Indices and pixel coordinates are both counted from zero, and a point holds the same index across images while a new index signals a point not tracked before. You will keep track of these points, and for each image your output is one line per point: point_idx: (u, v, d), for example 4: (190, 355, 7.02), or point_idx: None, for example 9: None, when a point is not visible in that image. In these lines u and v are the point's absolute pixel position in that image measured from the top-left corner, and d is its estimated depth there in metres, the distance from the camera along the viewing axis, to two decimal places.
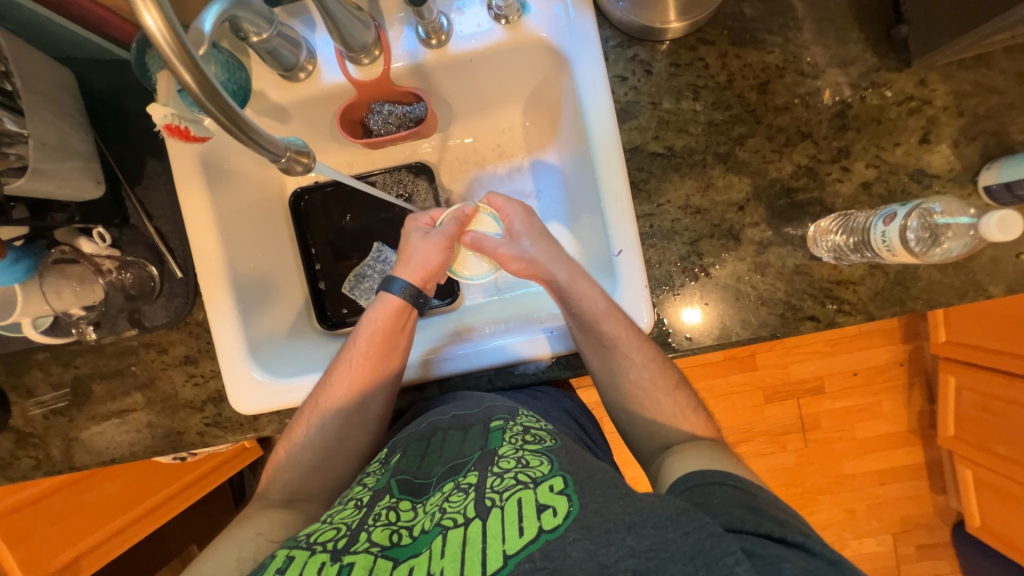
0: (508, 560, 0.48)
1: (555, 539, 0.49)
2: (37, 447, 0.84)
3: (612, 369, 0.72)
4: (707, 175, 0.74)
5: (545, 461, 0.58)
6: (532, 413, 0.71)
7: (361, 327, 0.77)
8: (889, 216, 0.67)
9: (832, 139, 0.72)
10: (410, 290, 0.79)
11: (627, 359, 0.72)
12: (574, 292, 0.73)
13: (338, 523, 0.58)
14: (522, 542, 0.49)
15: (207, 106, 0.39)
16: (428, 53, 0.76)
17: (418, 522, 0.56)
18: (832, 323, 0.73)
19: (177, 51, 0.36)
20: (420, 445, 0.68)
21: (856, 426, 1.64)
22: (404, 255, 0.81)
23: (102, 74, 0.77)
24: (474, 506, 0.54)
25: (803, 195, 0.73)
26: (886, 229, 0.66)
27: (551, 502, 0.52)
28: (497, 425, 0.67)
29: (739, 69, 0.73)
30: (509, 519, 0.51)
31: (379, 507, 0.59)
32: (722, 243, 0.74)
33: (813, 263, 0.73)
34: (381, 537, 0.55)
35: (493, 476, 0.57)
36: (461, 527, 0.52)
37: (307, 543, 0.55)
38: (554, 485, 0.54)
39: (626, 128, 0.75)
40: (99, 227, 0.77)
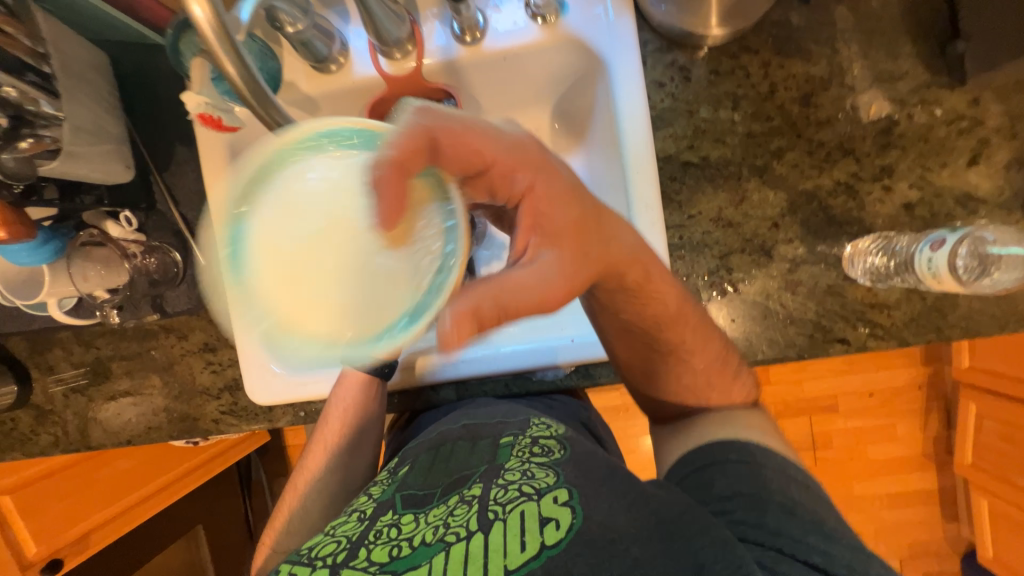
0: None
1: (558, 554, 0.48)
2: (56, 424, 0.85)
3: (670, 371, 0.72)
4: (741, 187, 0.72)
5: (551, 473, 0.57)
6: (543, 421, 0.68)
7: (330, 406, 0.78)
8: (937, 242, 0.64)
9: (875, 156, 0.70)
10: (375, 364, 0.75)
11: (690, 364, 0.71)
12: (647, 294, 0.64)
13: (339, 536, 0.57)
14: (524, 558, 0.48)
15: (239, 87, 0.46)
16: (462, 49, 0.75)
17: (418, 533, 0.54)
18: (863, 347, 0.71)
19: (216, 33, 0.42)
20: (427, 458, 0.67)
21: (869, 448, 1.61)
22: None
23: (136, 58, 0.77)
24: (478, 519, 0.53)
25: (841, 213, 0.71)
26: (932, 255, 0.64)
27: (554, 515, 0.51)
28: (508, 440, 0.64)
29: (782, 80, 0.71)
30: (512, 532, 0.51)
31: (380, 524, 0.58)
32: (753, 259, 0.72)
33: (847, 284, 0.70)
34: (381, 554, 0.53)
35: (497, 488, 0.56)
36: (464, 541, 0.51)
37: (307, 558, 0.55)
38: (558, 496, 0.53)
39: (661, 136, 0.73)
40: (126, 211, 0.77)
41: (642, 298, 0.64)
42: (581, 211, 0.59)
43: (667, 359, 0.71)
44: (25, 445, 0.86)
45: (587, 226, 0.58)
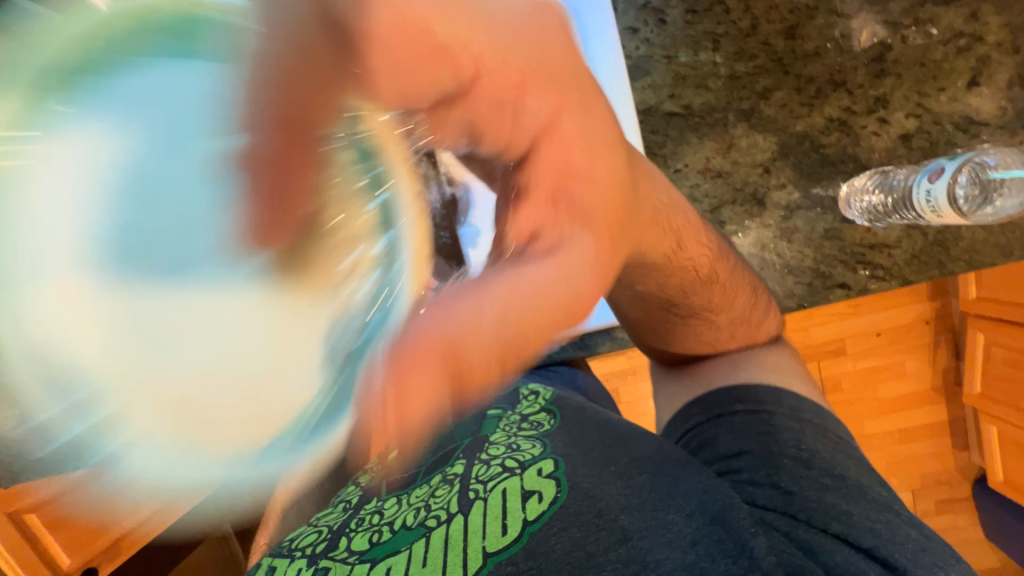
0: (489, 559, 0.47)
1: (540, 529, 0.48)
2: None
3: (691, 332, 0.58)
4: (728, 134, 0.68)
5: (537, 444, 0.57)
6: (534, 390, 0.70)
7: None
8: (936, 172, 0.62)
9: (868, 87, 0.65)
10: None
11: (715, 322, 0.58)
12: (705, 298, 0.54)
13: (321, 525, 0.58)
14: (505, 540, 0.48)
15: None
16: None
17: (400, 516, 0.54)
18: (864, 290, 0.69)
19: None
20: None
21: (878, 387, 1.63)
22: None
23: None
24: (458, 501, 0.52)
25: (835, 152, 0.67)
26: (932, 186, 0.62)
27: (538, 488, 0.51)
28: (494, 413, 0.65)
29: (764, 12, 0.65)
30: (492, 514, 0.49)
31: (362, 511, 0.57)
32: (746, 209, 0.69)
33: (845, 226, 0.68)
34: (360, 543, 0.52)
35: (480, 464, 0.55)
36: (444, 525, 0.50)
37: (289, 550, 0.57)
38: (542, 468, 0.53)
39: (638, 88, 0.69)
40: None
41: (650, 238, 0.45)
42: (616, 195, 0.40)
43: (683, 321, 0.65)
44: None
45: (632, 185, 0.43)
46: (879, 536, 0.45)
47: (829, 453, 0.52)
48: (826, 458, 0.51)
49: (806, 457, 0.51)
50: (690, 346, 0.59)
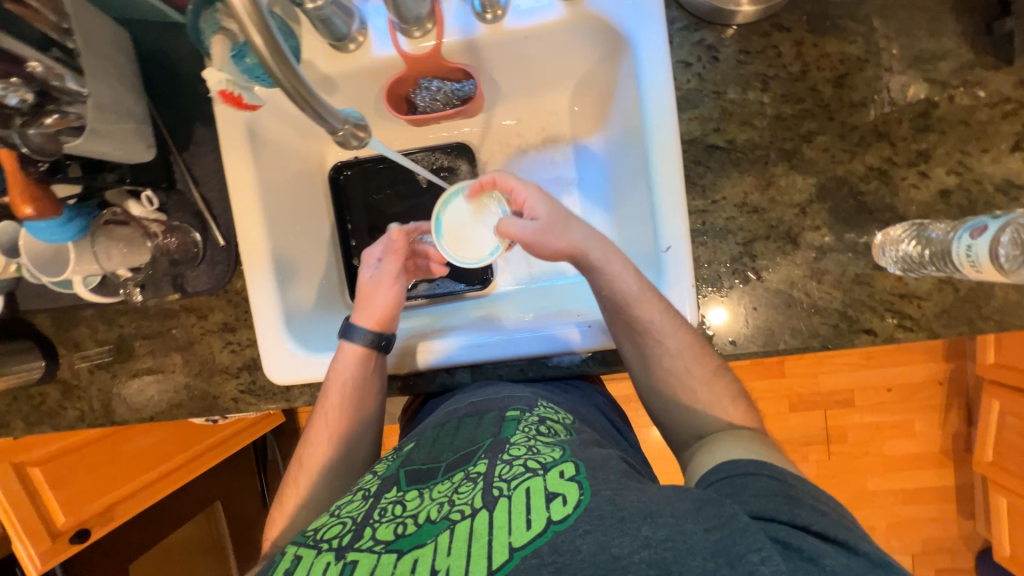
0: (514, 553, 0.49)
1: (565, 529, 0.49)
2: (81, 399, 0.89)
3: (649, 357, 0.70)
4: (768, 172, 0.70)
5: (556, 449, 0.59)
6: (552, 404, 0.72)
7: (331, 375, 0.78)
8: (978, 229, 0.60)
9: (911, 140, 0.67)
10: (370, 337, 0.78)
11: (667, 347, 0.69)
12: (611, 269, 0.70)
13: (344, 517, 0.60)
14: (530, 535, 0.49)
15: (276, 74, 0.35)
16: (483, 28, 0.74)
17: (423, 509, 0.57)
18: (890, 338, 0.69)
19: (247, 8, 0.32)
20: (433, 434, 0.71)
21: (883, 443, 1.74)
22: (359, 301, 0.80)
23: (154, 39, 0.77)
24: (482, 497, 0.55)
25: (873, 200, 0.68)
26: (973, 242, 0.60)
27: (561, 490, 0.52)
28: (512, 415, 0.68)
29: (815, 59, 0.68)
30: (517, 510, 0.52)
31: (385, 501, 0.60)
32: (779, 246, 0.70)
33: (876, 273, 0.68)
34: (387, 532, 0.55)
35: (502, 464, 0.58)
36: (469, 519, 0.53)
37: (313, 541, 0.58)
38: (564, 471, 0.54)
39: (685, 118, 0.71)
40: (148, 191, 0.76)
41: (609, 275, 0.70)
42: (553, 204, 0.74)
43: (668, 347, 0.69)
44: (52, 421, 0.91)
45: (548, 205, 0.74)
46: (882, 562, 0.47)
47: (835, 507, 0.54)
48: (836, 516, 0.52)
49: (821, 511, 0.52)
50: (662, 375, 0.70)
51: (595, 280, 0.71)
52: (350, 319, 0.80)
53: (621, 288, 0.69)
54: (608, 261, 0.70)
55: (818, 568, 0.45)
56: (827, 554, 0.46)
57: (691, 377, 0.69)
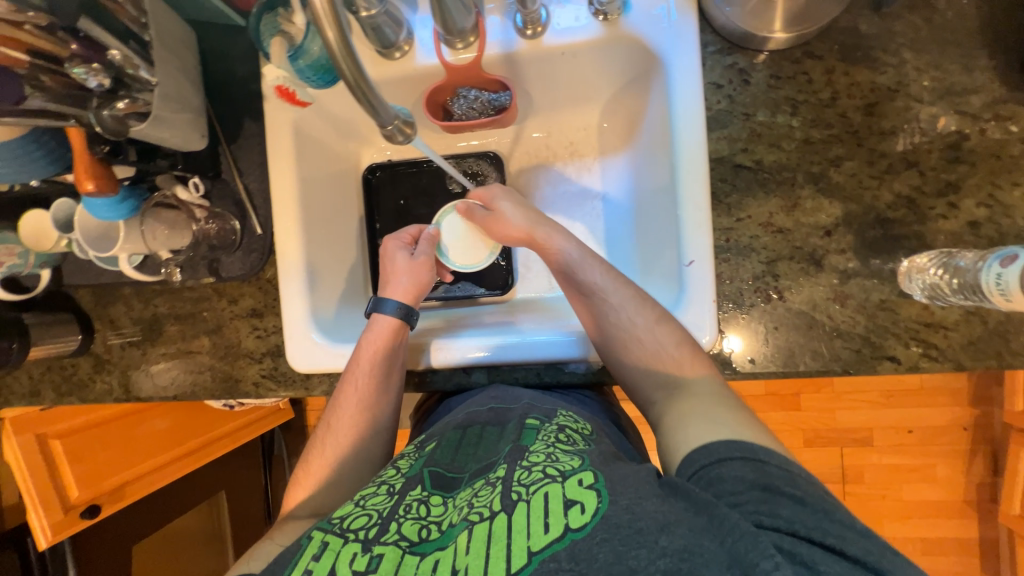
0: (532, 557, 0.49)
1: (582, 537, 0.49)
2: (111, 374, 0.92)
3: (598, 314, 0.75)
4: (794, 194, 0.71)
5: (574, 458, 0.59)
6: (572, 413, 0.72)
7: (360, 351, 0.80)
8: (1009, 257, 0.59)
9: (940, 170, 0.67)
10: (402, 309, 0.82)
11: (611, 301, 0.75)
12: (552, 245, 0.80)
13: (370, 509, 0.61)
14: (547, 539, 0.50)
15: (342, 67, 0.38)
16: (523, 43, 0.77)
17: (446, 517, 0.59)
18: (914, 367, 0.69)
19: (327, 10, 0.35)
20: (455, 435, 0.72)
21: (901, 487, 1.70)
22: (388, 281, 0.86)
23: (216, 39, 0.82)
24: (501, 499, 0.56)
25: (900, 227, 0.68)
26: (1003, 271, 0.58)
27: (579, 498, 0.53)
28: (531, 424, 0.69)
29: (845, 87, 0.69)
30: (535, 514, 0.52)
31: (409, 499, 0.62)
32: (803, 267, 0.71)
33: (901, 300, 0.68)
34: (411, 531, 0.57)
35: (521, 470, 0.59)
36: (488, 520, 0.54)
37: (340, 529, 0.59)
38: (582, 479, 0.55)
39: (715, 137, 0.73)
40: (195, 177, 0.81)
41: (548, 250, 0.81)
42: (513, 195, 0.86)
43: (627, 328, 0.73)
44: (81, 393, 0.94)
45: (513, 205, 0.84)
46: (867, 557, 0.47)
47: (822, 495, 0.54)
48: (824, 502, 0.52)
49: (802, 495, 0.52)
50: (614, 331, 0.73)
51: (546, 257, 0.81)
52: (381, 295, 0.85)
53: (563, 257, 0.79)
54: (552, 236, 0.81)
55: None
56: (825, 559, 0.47)
57: (638, 328, 0.72)
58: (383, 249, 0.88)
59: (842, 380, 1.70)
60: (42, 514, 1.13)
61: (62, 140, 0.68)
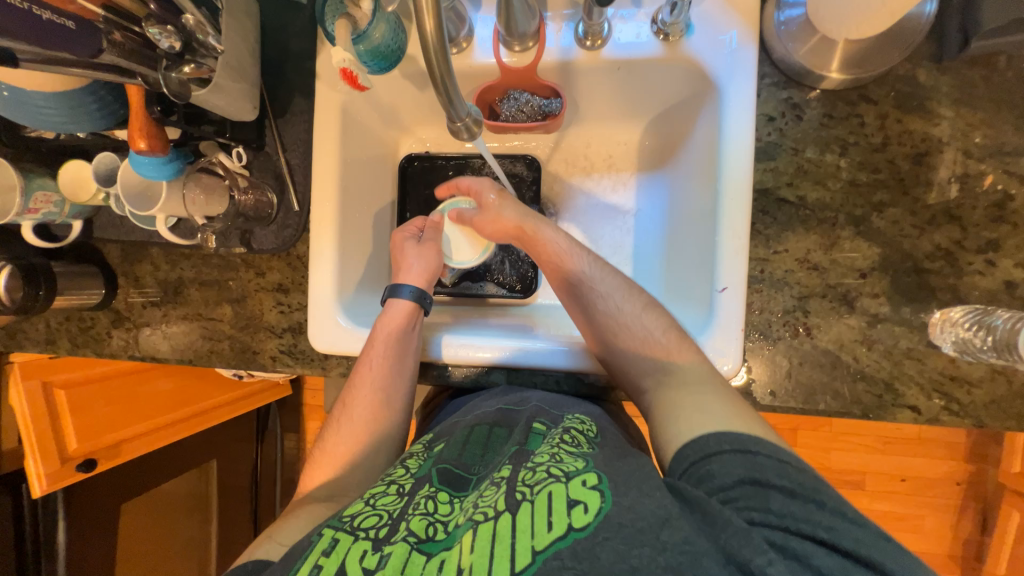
0: (537, 555, 0.49)
1: (585, 537, 0.50)
2: (129, 331, 0.93)
3: (585, 303, 0.79)
4: (834, 233, 0.71)
5: (579, 460, 0.59)
6: (578, 415, 0.73)
7: (376, 332, 0.80)
8: None
9: (982, 227, 0.68)
10: (417, 293, 0.83)
11: (599, 289, 0.78)
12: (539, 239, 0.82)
13: (380, 509, 0.60)
14: (550, 537, 0.50)
15: (431, 60, 0.38)
16: (581, 53, 0.78)
17: (452, 518, 0.58)
18: (934, 419, 0.69)
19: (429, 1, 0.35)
20: (461, 436, 0.72)
21: (888, 534, 1.70)
22: (399, 267, 0.86)
23: (276, 12, 0.83)
24: (505, 500, 0.55)
25: (936, 279, 0.69)
26: None
27: (583, 498, 0.53)
28: (538, 428, 0.69)
29: (897, 134, 0.70)
30: (539, 513, 0.52)
31: (418, 497, 0.62)
32: (834, 306, 0.71)
33: (929, 351, 0.69)
34: (419, 527, 0.57)
35: (525, 471, 0.58)
36: (492, 521, 0.53)
37: (350, 526, 0.58)
38: (586, 480, 0.55)
39: (761, 168, 0.73)
40: (239, 147, 0.83)
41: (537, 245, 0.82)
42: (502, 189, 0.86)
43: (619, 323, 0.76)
44: (97, 347, 0.94)
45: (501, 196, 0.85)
46: (858, 548, 0.48)
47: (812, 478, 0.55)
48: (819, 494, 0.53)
49: (792, 487, 0.53)
50: (607, 325, 0.76)
51: (533, 251, 0.83)
52: (396, 282, 0.85)
53: (552, 247, 0.81)
54: (540, 228, 0.82)
55: (806, 567, 0.47)
56: (816, 551, 0.48)
57: (623, 314, 0.76)
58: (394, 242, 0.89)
59: (842, 421, 1.70)
60: (38, 461, 1.11)
61: (119, 95, 0.69)
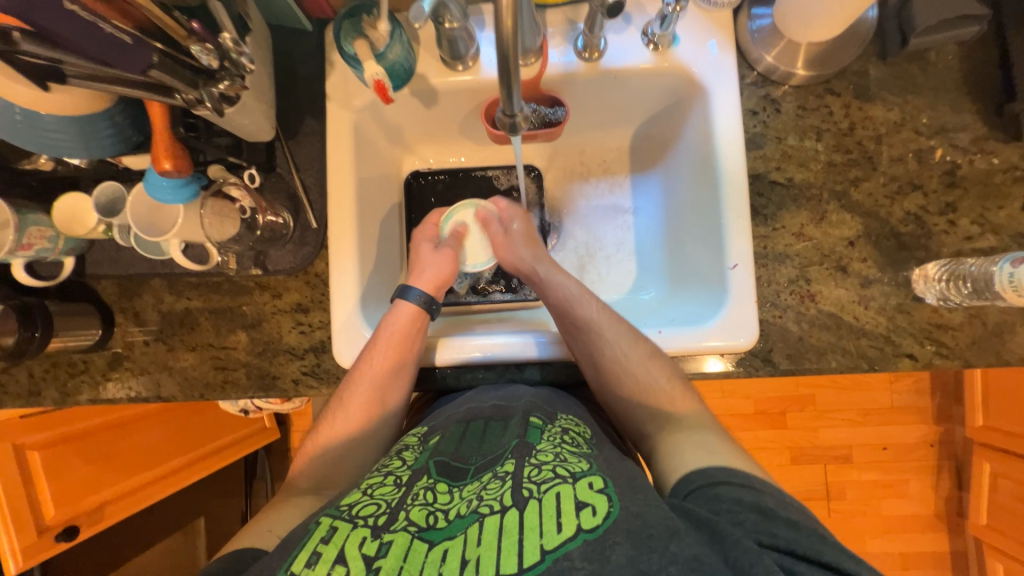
0: (546, 555, 0.51)
1: (595, 538, 0.52)
2: (129, 371, 0.87)
3: (592, 347, 0.80)
4: (821, 208, 0.80)
5: (583, 461, 0.63)
6: (571, 417, 0.76)
7: (381, 329, 0.80)
8: (1017, 259, 0.69)
9: (940, 193, 0.79)
10: (423, 298, 0.83)
11: (606, 334, 0.79)
12: (552, 280, 0.86)
13: (378, 498, 0.61)
14: (561, 538, 0.52)
15: (508, 61, 0.43)
16: (581, 65, 0.85)
17: (453, 506, 0.59)
18: (929, 363, 0.77)
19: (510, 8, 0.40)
20: (458, 430, 0.73)
21: (880, 503, 1.81)
22: (413, 270, 0.88)
23: (283, 40, 0.85)
24: (512, 495, 0.57)
25: (911, 240, 0.78)
26: (1014, 270, 0.69)
27: (590, 501, 0.55)
28: (536, 421, 0.71)
29: (860, 120, 0.81)
30: (547, 513, 0.54)
31: (417, 487, 0.63)
32: (831, 272, 0.79)
33: (916, 303, 0.77)
34: (419, 516, 0.58)
35: (531, 467, 0.61)
36: (499, 514, 0.55)
37: (348, 514, 0.59)
38: (593, 483, 0.58)
39: (751, 156, 0.82)
40: (251, 169, 0.81)
41: (551, 283, 0.85)
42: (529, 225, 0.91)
43: (620, 372, 0.78)
44: (91, 392, 0.87)
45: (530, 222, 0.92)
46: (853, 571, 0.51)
47: (807, 520, 0.58)
48: (814, 528, 0.56)
49: (793, 520, 0.56)
50: (607, 365, 0.78)
51: (544, 289, 0.86)
52: (405, 283, 0.86)
53: (563, 291, 0.84)
54: (552, 272, 0.86)
55: None
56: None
57: (631, 362, 0.78)
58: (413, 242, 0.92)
59: (824, 399, 1.81)
60: (13, 535, 1.01)
61: (133, 121, 0.67)
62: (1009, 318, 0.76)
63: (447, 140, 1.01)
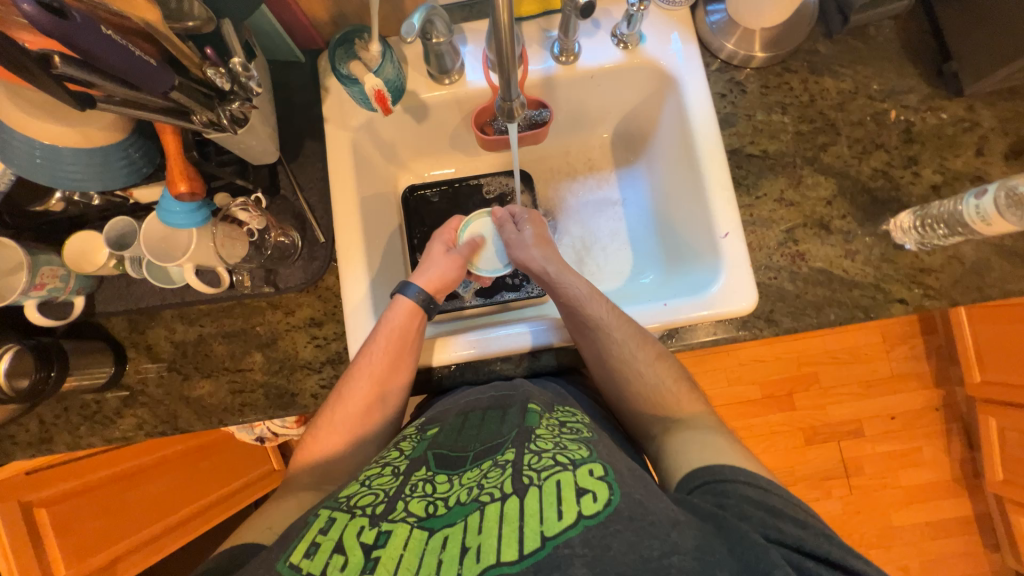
0: (546, 542, 0.51)
1: (596, 525, 0.52)
2: (143, 406, 0.86)
3: (602, 347, 0.81)
4: (797, 173, 0.86)
5: (583, 449, 0.63)
6: (570, 409, 0.76)
7: (381, 325, 0.81)
8: (980, 192, 0.74)
9: (901, 149, 0.86)
10: (422, 295, 0.85)
11: (615, 334, 0.81)
12: (564, 280, 0.87)
13: (376, 489, 0.62)
14: (562, 525, 0.52)
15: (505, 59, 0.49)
16: (560, 68, 0.92)
17: (453, 494, 0.60)
18: (919, 305, 0.81)
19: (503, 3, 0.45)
20: (457, 421, 0.74)
21: (899, 474, 1.82)
22: (421, 270, 0.90)
23: (279, 72, 0.90)
24: (512, 483, 0.58)
25: (883, 194, 0.85)
26: (978, 202, 0.73)
27: (591, 488, 0.55)
28: (533, 408, 0.73)
29: (818, 92, 0.88)
30: (548, 501, 0.54)
31: (415, 479, 0.64)
32: (815, 231, 0.84)
33: (897, 251, 0.83)
34: (418, 507, 0.59)
35: (531, 455, 0.62)
36: (499, 502, 0.56)
37: (347, 505, 0.61)
38: (593, 471, 0.58)
39: (726, 134, 0.88)
40: (257, 193, 0.85)
41: (562, 283, 0.86)
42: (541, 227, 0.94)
43: (631, 364, 0.80)
44: (104, 431, 0.86)
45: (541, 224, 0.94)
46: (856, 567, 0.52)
47: (807, 515, 0.59)
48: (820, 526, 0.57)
49: (799, 518, 0.57)
50: (617, 363, 0.81)
51: (553, 290, 0.87)
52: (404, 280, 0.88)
53: (573, 291, 0.85)
54: (563, 274, 0.87)
55: None
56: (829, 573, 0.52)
57: (638, 361, 0.80)
58: (427, 245, 0.94)
59: (827, 376, 1.84)
60: None
61: (146, 154, 0.71)
62: (984, 256, 0.81)
63: (439, 153, 1.06)
